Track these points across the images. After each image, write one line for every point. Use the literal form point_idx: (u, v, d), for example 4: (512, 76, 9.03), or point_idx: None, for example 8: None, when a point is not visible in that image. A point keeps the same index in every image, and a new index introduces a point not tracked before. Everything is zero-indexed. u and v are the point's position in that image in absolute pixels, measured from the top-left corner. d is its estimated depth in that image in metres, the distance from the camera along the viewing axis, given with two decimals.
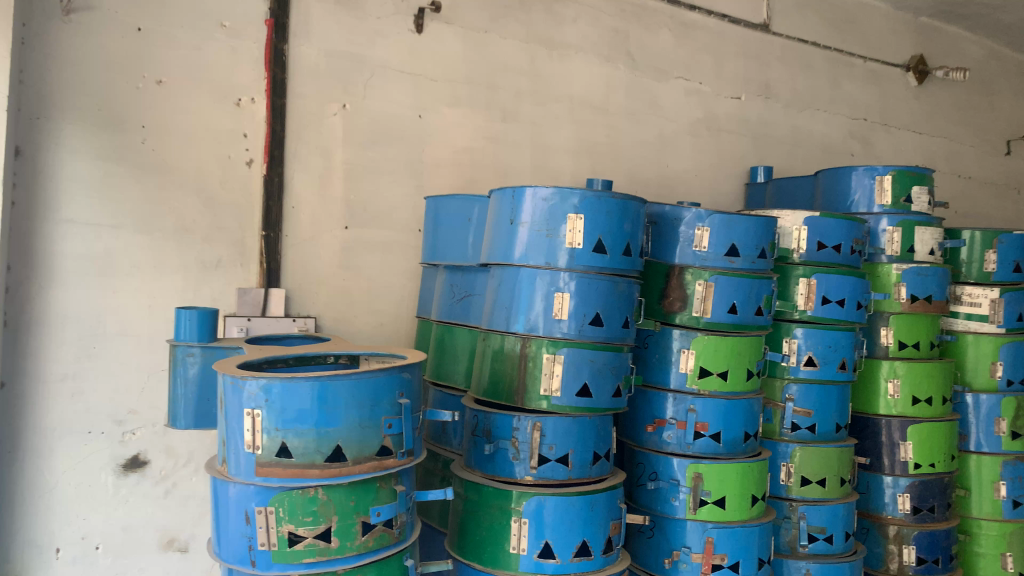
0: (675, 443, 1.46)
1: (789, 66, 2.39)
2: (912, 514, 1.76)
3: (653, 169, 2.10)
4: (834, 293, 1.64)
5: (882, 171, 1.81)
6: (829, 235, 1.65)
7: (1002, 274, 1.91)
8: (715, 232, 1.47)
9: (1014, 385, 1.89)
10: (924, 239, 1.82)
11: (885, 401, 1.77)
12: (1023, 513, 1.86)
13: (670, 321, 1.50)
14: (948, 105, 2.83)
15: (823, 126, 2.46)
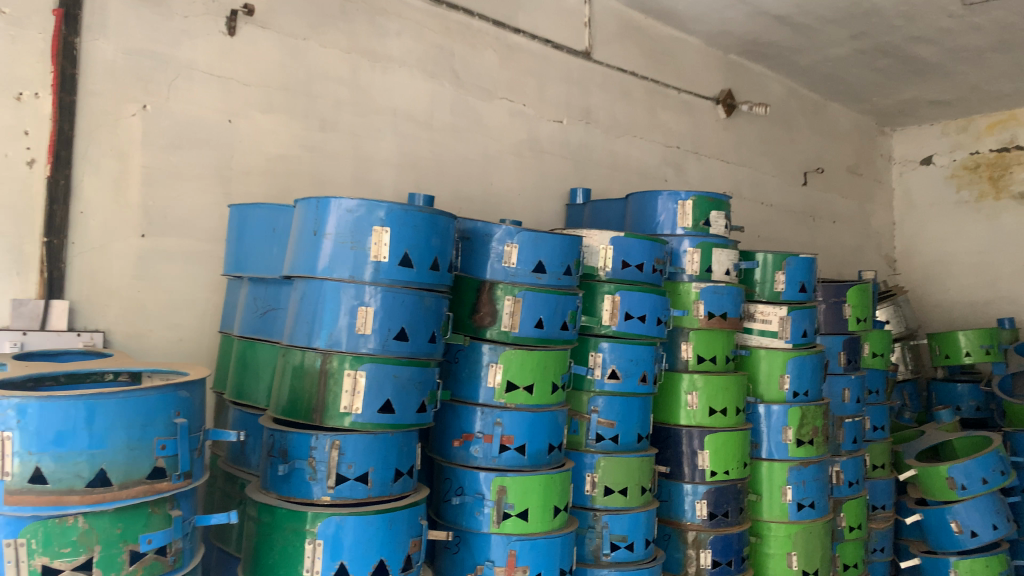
0: (482, 457, 1.48)
1: (609, 93, 2.67)
2: (708, 519, 1.87)
3: (477, 186, 2.25)
4: (636, 309, 1.75)
5: (684, 196, 1.97)
6: (632, 255, 1.76)
7: (790, 294, 2.10)
8: (523, 248, 1.51)
9: (800, 396, 2.06)
10: (721, 260, 1.99)
11: (685, 411, 1.89)
12: (807, 515, 2.02)
13: (480, 335, 1.52)
14: (753, 137, 3.30)
15: (637, 153, 2.76)
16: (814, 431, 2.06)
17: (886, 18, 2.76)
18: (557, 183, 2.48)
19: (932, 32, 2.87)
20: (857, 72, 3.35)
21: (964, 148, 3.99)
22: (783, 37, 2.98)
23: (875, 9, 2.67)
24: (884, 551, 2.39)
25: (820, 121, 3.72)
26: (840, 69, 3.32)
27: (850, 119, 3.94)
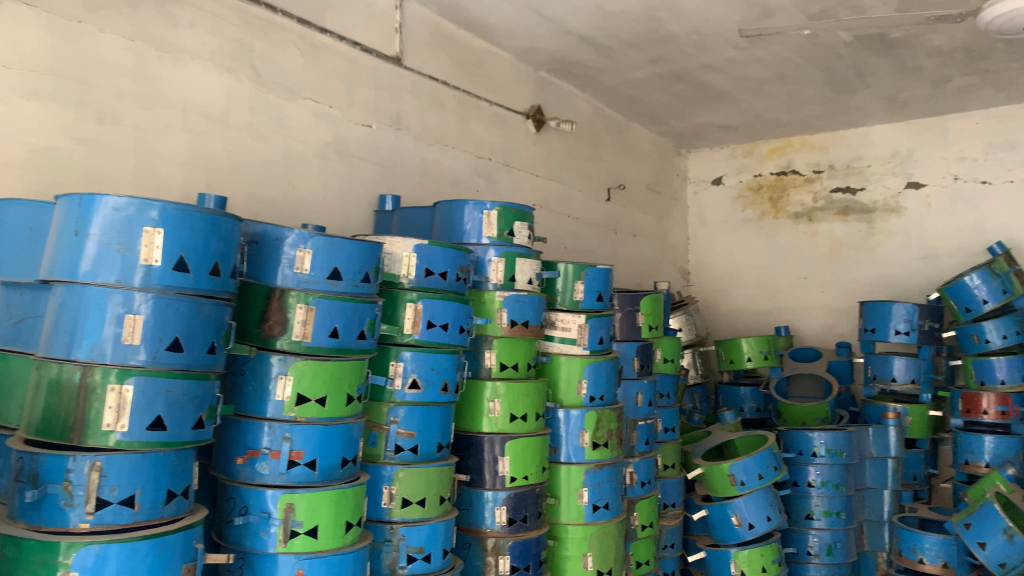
0: (269, 474, 1.41)
1: (419, 100, 2.65)
2: (508, 526, 1.89)
3: (277, 189, 2.15)
4: (438, 318, 1.74)
5: (490, 206, 1.99)
6: (436, 263, 1.75)
7: (588, 302, 2.18)
8: (317, 254, 1.46)
9: (596, 400, 2.14)
10: (524, 270, 2.03)
11: (487, 419, 1.91)
12: (602, 516, 2.09)
13: (269, 345, 1.44)
14: (560, 152, 3.41)
15: (448, 162, 2.77)
16: (609, 434, 2.14)
17: (680, 45, 2.94)
18: (364, 189, 2.42)
19: (720, 61, 3.10)
20: (657, 95, 3.56)
21: (749, 171, 4.35)
22: (588, 57, 3.11)
23: (670, 35, 2.85)
24: (673, 547, 2.54)
25: (623, 140, 3.92)
26: (641, 91, 3.51)
27: (651, 139, 4.18)
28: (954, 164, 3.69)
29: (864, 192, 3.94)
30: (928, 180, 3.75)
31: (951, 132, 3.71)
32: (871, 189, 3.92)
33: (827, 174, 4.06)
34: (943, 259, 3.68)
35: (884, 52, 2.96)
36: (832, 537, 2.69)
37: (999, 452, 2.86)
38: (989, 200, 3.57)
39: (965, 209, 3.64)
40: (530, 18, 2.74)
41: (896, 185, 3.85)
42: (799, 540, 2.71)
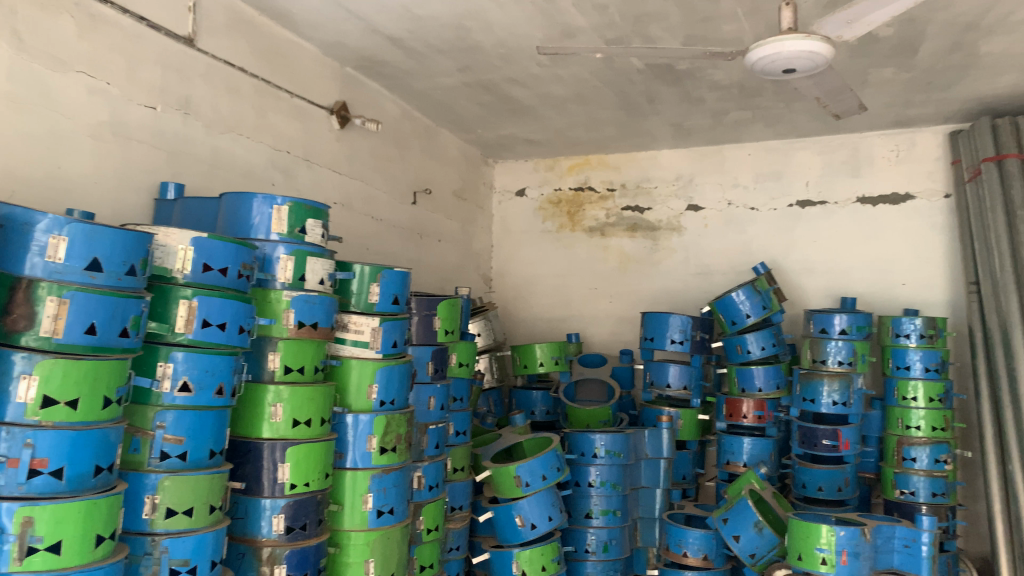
0: (4, 486, 1.25)
1: (213, 86, 2.51)
2: (285, 534, 1.83)
3: (38, 168, 1.94)
4: (215, 317, 1.64)
5: (281, 201, 1.90)
6: (215, 258, 1.66)
7: (383, 305, 2.16)
8: (73, 242, 1.33)
9: (386, 405, 2.12)
10: (315, 269, 1.97)
11: (268, 424, 1.83)
12: (386, 521, 2.08)
13: (11, 342, 1.29)
14: (365, 151, 3.36)
15: (241, 152, 2.63)
16: (397, 438, 2.13)
17: (487, 57, 3.00)
18: (142, 174, 2.24)
19: (524, 76, 3.20)
20: (463, 103, 3.60)
21: (550, 184, 4.51)
22: (396, 58, 3.08)
23: (476, 46, 2.89)
24: (458, 549, 2.56)
25: (430, 145, 3.92)
26: (449, 98, 3.54)
27: (458, 146, 4.22)
28: (728, 190, 4.05)
29: (651, 211, 4.22)
30: (706, 204, 4.09)
31: (728, 161, 4.07)
32: (657, 209, 4.21)
33: (620, 192, 4.31)
34: (716, 276, 4.02)
35: (672, 83, 3.19)
36: (607, 534, 2.84)
37: (755, 452, 3.16)
38: (757, 224, 3.97)
39: (736, 232, 4.00)
40: (337, 13, 2.68)
41: (678, 207, 4.15)
42: (578, 539, 2.84)
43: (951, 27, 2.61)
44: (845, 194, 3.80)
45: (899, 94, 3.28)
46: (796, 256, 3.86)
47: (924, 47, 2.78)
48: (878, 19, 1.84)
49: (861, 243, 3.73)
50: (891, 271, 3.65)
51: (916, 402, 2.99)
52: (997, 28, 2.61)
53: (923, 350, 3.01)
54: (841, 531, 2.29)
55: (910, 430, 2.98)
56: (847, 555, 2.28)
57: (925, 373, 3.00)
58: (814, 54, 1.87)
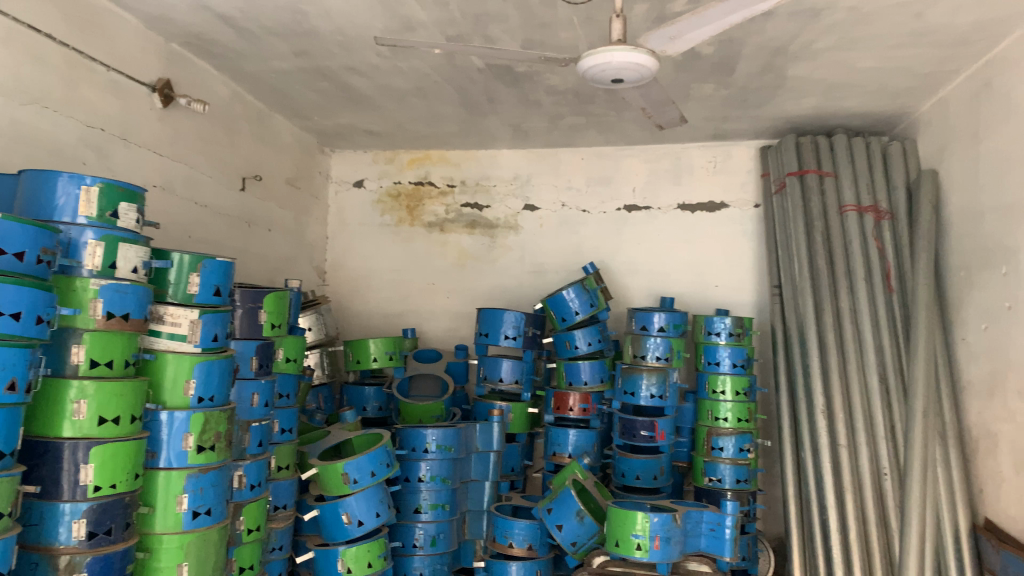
0: None
1: (15, 52, 2.28)
2: (87, 540, 1.70)
3: None
4: (8, 306, 1.50)
5: (90, 182, 1.77)
6: (9, 241, 1.52)
7: (204, 297, 2.07)
8: None
9: (205, 401, 2.02)
10: (127, 257, 1.84)
11: (70, 423, 1.69)
12: (202, 522, 1.98)
13: None
14: (190, 133, 3.18)
15: (47, 126, 2.41)
16: (216, 436, 2.03)
17: (325, 43, 2.93)
18: None
19: (364, 67, 3.15)
20: (299, 89, 3.49)
21: (389, 177, 4.46)
22: (226, 37, 2.94)
23: (314, 31, 2.81)
24: (281, 549, 2.49)
25: (263, 130, 3.77)
26: (284, 83, 3.42)
27: (292, 133, 4.08)
28: (562, 192, 4.19)
29: (489, 209, 4.28)
30: (541, 204, 4.20)
31: (563, 163, 4.21)
32: (495, 207, 4.28)
33: (459, 189, 4.34)
34: (549, 274, 4.14)
35: (511, 84, 3.25)
36: (435, 528, 2.86)
37: (579, 444, 3.27)
38: (587, 226, 4.12)
39: (568, 232, 4.14)
40: None
41: (515, 206, 4.24)
42: (406, 534, 2.84)
43: (763, 51, 2.83)
44: (668, 201, 4.04)
45: (717, 109, 3.52)
46: (623, 258, 4.05)
47: (740, 66, 3.00)
48: (697, 37, 1.96)
49: (681, 247, 3.98)
50: (707, 274, 3.92)
51: (724, 395, 3.22)
52: (802, 54, 2.86)
53: (731, 347, 3.26)
54: (654, 517, 2.42)
55: (719, 421, 3.21)
56: (659, 539, 2.42)
57: (732, 368, 3.24)
58: (640, 66, 1.97)
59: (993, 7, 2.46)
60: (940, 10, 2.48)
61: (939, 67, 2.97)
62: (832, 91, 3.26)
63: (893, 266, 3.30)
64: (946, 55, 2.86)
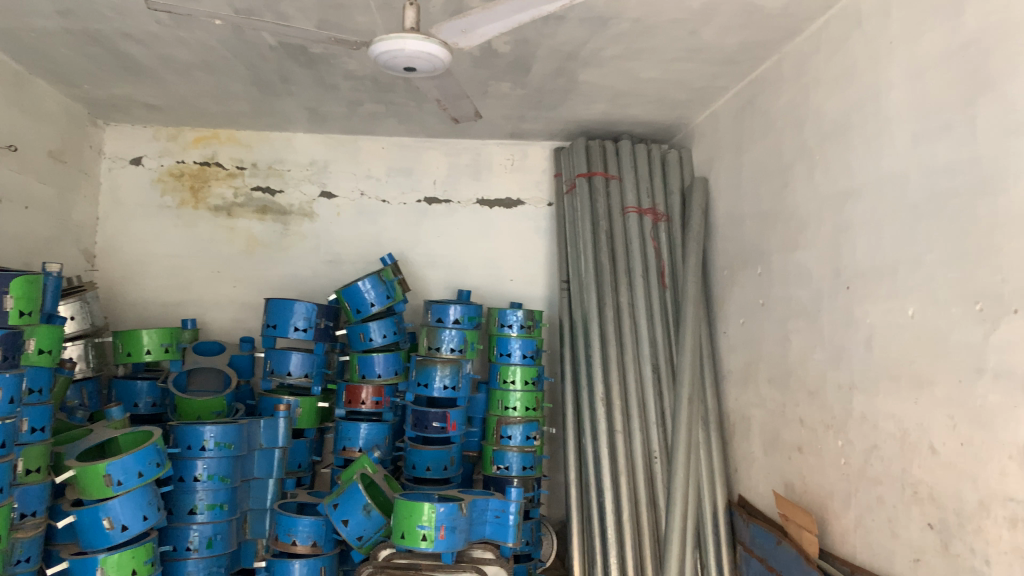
0: None
1: None
2: None
3: None
4: None
5: None
6: None
7: None
8: None
9: None
10: None
11: None
12: None
13: None
14: None
15: None
16: None
17: (94, 4, 2.66)
18: None
19: (141, 34, 2.90)
20: (65, 53, 3.15)
21: (171, 156, 4.11)
22: None
23: None
24: (28, 561, 2.25)
25: (20, 95, 3.37)
26: (46, 44, 3.07)
27: (58, 101, 3.67)
28: (361, 181, 4.11)
29: (282, 194, 4.09)
30: (339, 191, 4.09)
31: (361, 151, 4.12)
32: (288, 193, 4.10)
33: (250, 172, 4.10)
34: (345, 264, 4.05)
35: (306, 65, 3.13)
36: (212, 529, 2.70)
37: (370, 437, 3.22)
38: (387, 217, 4.08)
39: (367, 222, 4.07)
40: None
41: (310, 192, 4.09)
42: (179, 537, 2.66)
43: (555, 54, 2.94)
44: (467, 195, 4.12)
45: (514, 108, 3.60)
46: (421, 250, 4.05)
47: (535, 68, 3.09)
48: (489, 32, 1.99)
49: (477, 241, 4.08)
50: (501, 269, 4.06)
51: (514, 385, 3.31)
52: (592, 60, 3.00)
53: (522, 338, 3.35)
54: (441, 507, 2.44)
55: (508, 411, 3.29)
56: (445, 529, 2.44)
57: (522, 359, 3.34)
58: (432, 56, 1.96)
59: (755, 31, 2.71)
60: (711, 29, 2.68)
61: (711, 82, 3.23)
62: (619, 98, 3.44)
63: (667, 265, 3.57)
64: (717, 72, 3.12)
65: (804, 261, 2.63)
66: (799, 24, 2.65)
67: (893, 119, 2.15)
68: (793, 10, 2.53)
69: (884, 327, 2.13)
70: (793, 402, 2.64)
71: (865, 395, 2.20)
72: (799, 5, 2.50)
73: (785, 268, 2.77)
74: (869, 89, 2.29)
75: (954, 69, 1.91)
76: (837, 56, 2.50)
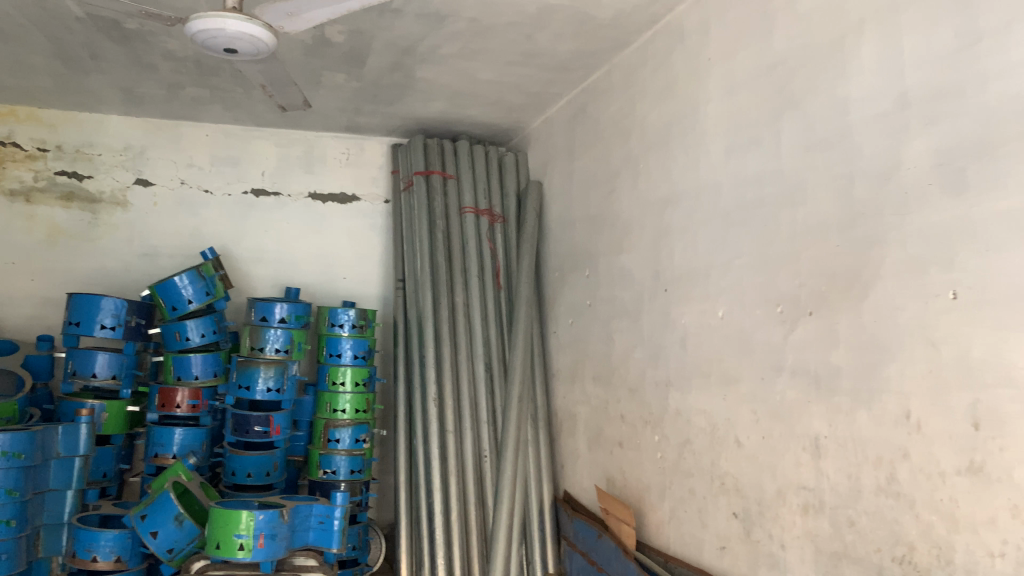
0: None
1: None
2: None
3: None
4: None
5: None
6: None
7: None
8: None
9: None
10: None
11: None
12: None
13: None
14: None
15: None
16: None
17: None
18: None
19: None
20: None
21: None
22: None
23: None
24: None
25: None
26: None
27: None
28: (182, 169, 3.84)
29: (91, 180, 3.70)
30: (156, 179, 3.79)
31: (183, 138, 3.85)
32: (98, 178, 3.71)
33: (53, 154, 3.65)
34: (162, 258, 3.76)
35: (118, 41, 2.89)
36: None
37: (185, 443, 3.02)
38: (210, 209, 3.85)
39: (186, 214, 3.81)
40: None
41: (124, 179, 3.75)
42: None
43: (391, 48, 2.88)
44: (298, 188, 3.99)
45: (349, 101, 3.51)
46: (246, 245, 3.86)
47: (370, 61, 3.02)
48: (315, 17, 1.92)
49: (308, 236, 3.96)
50: (334, 266, 3.98)
51: (344, 386, 3.21)
52: (428, 57, 2.97)
53: (353, 339, 3.27)
54: (260, 514, 2.32)
55: (337, 413, 3.18)
56: (264, 538, 2.33)
57: (353, 360, 3.26)
58: (255, 39, 1.86)
59: (587, 40, 2.78)
60: (545, 35, 2.73)
61: (546, 88, 3.30)
62: (456, 98, 3.43)
63: (502, 266, 3.61)
64: (551, 78, 3.18)
65: (627, 264, 2.73)
66: (627, 36, 2.74)
67: (710, 132, 2.27)
68: (622, 22, 2.62)
69: (697, 328, 2.25)
70: (615, 399, 2.74)
71: (679, 392, 2.31)
72: (628, 17, 2.59)
73: (610, 270, 2.87)
74: (689, 102, 2.40)
75: (763, 87, 2.04)
76: (661, 70, 2.61)
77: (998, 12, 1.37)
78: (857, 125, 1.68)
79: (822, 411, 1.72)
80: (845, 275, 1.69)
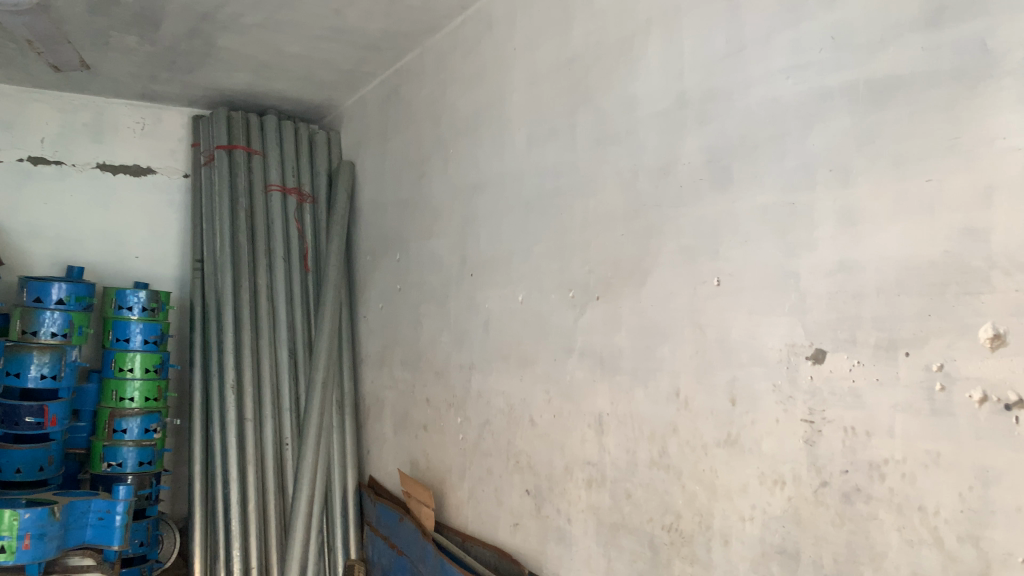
0: None
1: None
2: None
3: None
4: None
5: None
6: None
7: None
8: None
9: None
10: None
11: None
12: None
13: None
14: None
15: None
16: None
17: None
18: None
19: None
20: None
21: None
22: None
23: None
24: None
25: None
26: None
27: None
28: None
29: None
30: None
31: None
32: None
33: None
34: None
35: None
36: None
37: None
38: None
39: None
40: None
41: None
42: None
43: (188, 12, 2.71)
44: (85, 158, 3.65)
45: (143, 66, 3.26)
46: (21, 218, 3.48)
47: (165, 24, 2.82)
48: None
49: (95, 211, 3.66)
50: (124, 243, 3.71)
51: (133, 373, 3.00)
52: (230, 25, 2.81)
53: (144, 322, 3.05)
54: (26, 513, 2.12)
55: (124, 402, 2.97)
56: (30, 538, 2.12)
57: (144, 345, 3.04)
58: None
59: (397, 20, 2.75)
60: (355, 12, 2.67)
61: (357, 66, 3.23)
62: (263, 71, 3.28)
63: (310, 248, 3.51)
64: (362, 56, 3.12)
65: (436, 248, 2.74)
66: (437, 20, 2.74)
67: (514, 121, 2.32)
68: (432, 5, 2.61)
69: (499, 312, 2.29)
70: (421, 382, 2.75)
71: (481, 373, 2.36)
72: (438, 1, 2.58)
73: (420, 254, 2.87)
74: (495, 89, 2.44)
75: (561, 80, 2.11)
76: (470, 56, 2.63)
77: (761, 23, 1.49)
78: (642, 121, 1.78)
79: (605, 389, 1.82)
80: (627, 263, 1.79)
